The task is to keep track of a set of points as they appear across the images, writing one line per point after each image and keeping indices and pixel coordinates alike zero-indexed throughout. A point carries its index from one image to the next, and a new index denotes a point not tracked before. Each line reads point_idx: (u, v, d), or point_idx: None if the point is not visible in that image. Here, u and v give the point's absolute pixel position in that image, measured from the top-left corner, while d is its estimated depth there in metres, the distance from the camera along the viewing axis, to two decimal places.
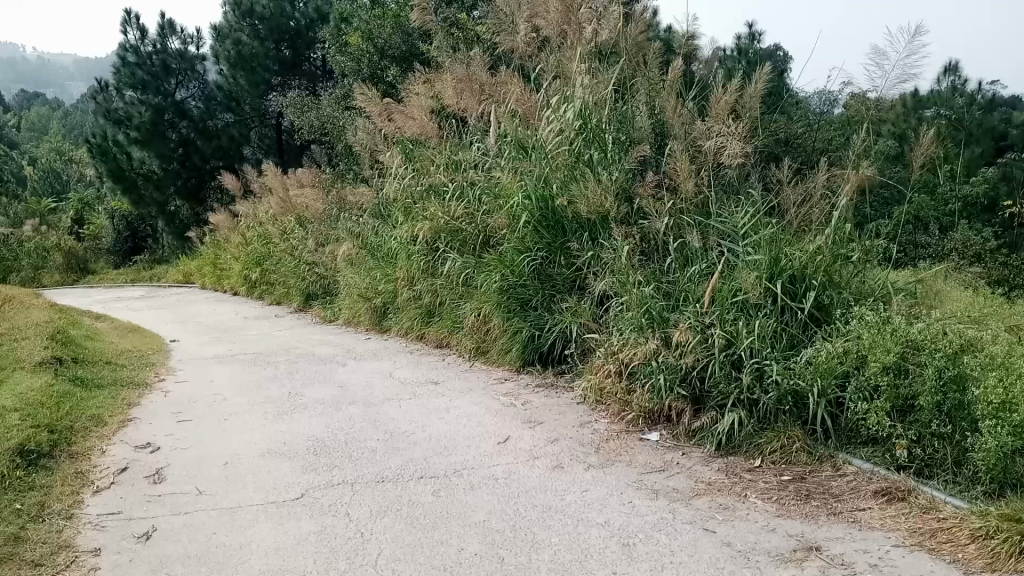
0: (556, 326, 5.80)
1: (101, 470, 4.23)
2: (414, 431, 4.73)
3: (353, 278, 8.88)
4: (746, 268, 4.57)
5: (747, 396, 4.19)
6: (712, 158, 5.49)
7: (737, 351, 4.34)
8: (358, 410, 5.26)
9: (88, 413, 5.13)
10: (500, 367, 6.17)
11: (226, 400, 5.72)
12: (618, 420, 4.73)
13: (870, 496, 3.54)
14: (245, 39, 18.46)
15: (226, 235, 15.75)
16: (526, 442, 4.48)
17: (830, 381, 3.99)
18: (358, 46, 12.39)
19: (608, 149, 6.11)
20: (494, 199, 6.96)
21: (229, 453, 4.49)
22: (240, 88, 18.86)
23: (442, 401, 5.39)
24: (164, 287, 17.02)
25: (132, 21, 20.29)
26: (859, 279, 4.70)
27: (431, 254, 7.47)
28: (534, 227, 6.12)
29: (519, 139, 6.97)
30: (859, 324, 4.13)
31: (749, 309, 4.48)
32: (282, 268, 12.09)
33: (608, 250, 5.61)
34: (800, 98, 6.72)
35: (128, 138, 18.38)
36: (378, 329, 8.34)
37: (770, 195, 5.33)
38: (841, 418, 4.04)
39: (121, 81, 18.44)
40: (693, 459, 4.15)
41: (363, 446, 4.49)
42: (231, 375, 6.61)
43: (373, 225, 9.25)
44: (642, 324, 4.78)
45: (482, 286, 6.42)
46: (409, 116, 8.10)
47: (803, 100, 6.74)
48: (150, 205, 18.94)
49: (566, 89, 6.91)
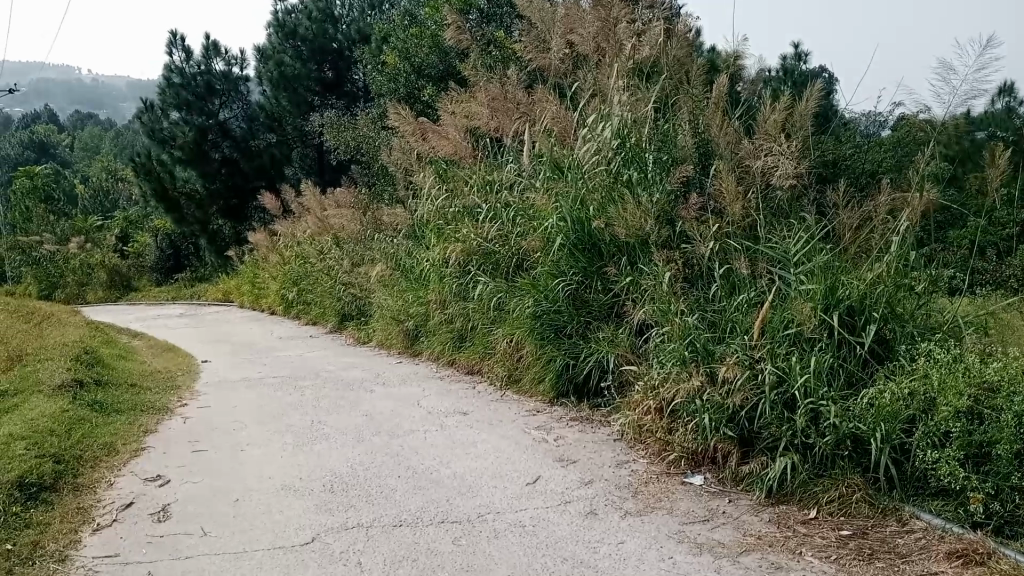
0: (592, 355, 5.45)
1: (105, 505, 3.98)
2: (438, 468, 4.43)
3: (385, 300, 8.65)
4: (799, 297, 4.21)
5: (802, 440, 3.82)
6: (760, 179, 5.15)
7: (789, 389, 3.98)
8: (381, 442, 4.97)
9: (100, 441, 4.93)
10: (532, 397, 5.84)
11: (246, 428, 5.47)
12: (658, 461, 4.38)
13: (943, 558, 3.13)
14: (288, 61, 18.58)
15: (264, 254, 15.71)
16: (557, 483, 4.14)
17: (895, 424, 3.61)
18: (395, 66, 12.29)
19: (647, 169, 5.76)
20: (529, 221, 6.67)
21: (241, 489, 4.21)
22: (281, 109, 18.91)
23: (469, 434, 5.07)
24: (203, 305, 17.01)
25: (178, 43, 20.51)
26: (924, 311, 4.29)
27: (463, 277, 7.18)
28: (569, 250, 5.81)
29: (554, 159, 6.68)
30: (927, 362, 3.75)
31: (803, 344, 4.11)
32: (317, 288, 11.92)
33: (648, 276, 5.28)
34: (850, 118, 6.29)
35: (171, 157, 18.52)
36: (409, 352, 8.06)
37: (824, 218, 4.94)
38: (908, 466, 3.64)
39: (166, 102, 18.54)
40: (740, 508, 3.77)
41: (382, 483, 4.19)
42: (254, 401, 6.37)
43: (407, 247, 9.00)
44: (685, 358, 4.42)
45: (514, 311, 6.12)
46: (442, 135, 7.93)
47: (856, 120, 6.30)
48: (191, 223, 19.03)
49: (603, 106, 6.60)
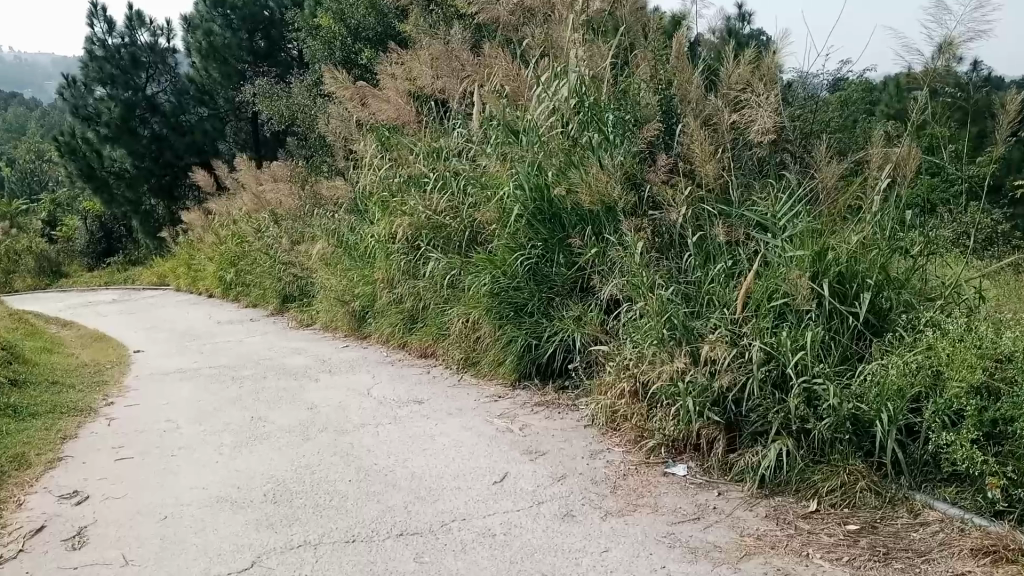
0: (556, 334, 5.03)
1: (10, 532, 3.44)
2: (393, 468, 3.97)
3: (328, 279, 8.11)
4: (784, 265, 3.84)
5: (798, 424, 3.46)
6: (731, 136, 4.77)
7: (779, 367, 3.62)
8: (328, 439, 4.48)
9: (8, 453, 4.35)
10: (492, 381, 5.41)
11: (178, 428, 4.92)
12: (636, 450, 3.99)
13: (968, 556, 2.79)
14: (217, 29, 17.56)
15: (200, 233, 14.96)
16: (528, 481, 3.72)
17: (901, 403, 3.27)
18: (330, 29, 11.60)
19: (608, 130, 5.31)
20: (482, 190, 6.20)
21: (171, 503, 3.69)
22: (212, 81, 18.04)
23: (427, 426, 4.62)
24: (137, 289, 16.18)
25: (98, 13, 19.39)
26: (920, 277, 3.94)
27: (412, 254, 6.69)
28: (528, 221, 5.36)
29: (508, 122, 6.18)
30: (932, 334, 3.41)
31: (791, 316, 3.75)
32: (257, 268, 11.30)
33: (617, 246, 4.85)
34: (789, 78, 5.14)
35: (98, 135, 17.53)
36: (357, 335, 7.55)
37: (802, 178, 4.56)
38: (916, 449, 3.30)
39: (90, 77, 17.55)
40: (733, 502, 3.40)
41: (331, 490, 3.71)
42: (188, 395, 5.82)
43: (350, 223, 8.41)
44: (663, 337, 4.01)
45: (470, 287, 5.67)
46: (384, 99, 7.34)
47: (796, 78, 5.15)
48: (122, 204, 18.10)
49: (557, 63, 6.14)
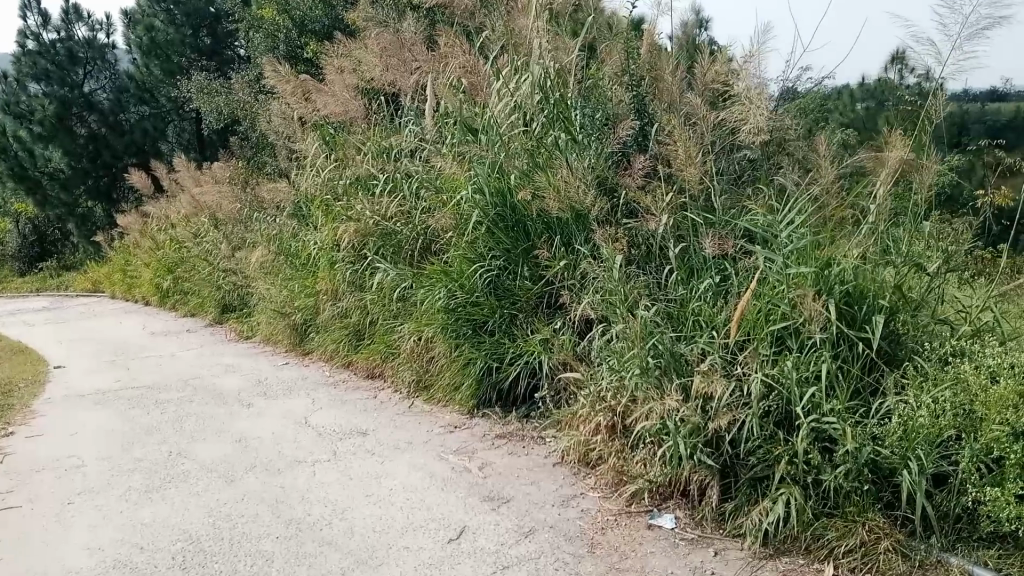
0: (520, 356, 4.48)
1: None
2: (330, 521, 3.37)
3: (268, 290, 7.45)
4: (785, 283, 3.34)
5: (807, 471, 2.96)
6: (715, 137, 4.27)
7: (783, 402, 3.11)
8: (256, 482, 3.86)
9: None
10: (448, 408, 4.83)
11: (82, 467, 4.23)
12: (614, 495, 3.45)
13: None
14: (159, 24, 16.68)
15: (136, 238, 14.06)
16: (491, 537, 3.16)
17: (931, 449, 2.79)
18: (274, 21, 10.95)
19: (577, 130, 4.78)
20: (436, 194, 5.62)
21: (56, 570, 3.04)
22: (154, 79, 17.11)
23: (372, 464, 4.02)
24: (70, 297, 15.16)
25: (34, 6, 18.42)
26: (937, 296, 3.47)
27: (359, 263, 6.10)
28: (487, 229, 4.80)
29: (465, 119, 5.62)
30: (961, 366, 2.94)
31: (793, 344, 3.25)
32: (195, 276, 10.54)
33: (588, 259, 4.32)
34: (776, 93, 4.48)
35: (30, 134, 16.49)
36: (298, 351, 6.90)
37: (794, 183, 4.08)
38: (946, 502, 2.82)
39: (21, 72, 16.50)
40: (733, 565, 2.88)
41: (255, 552, 3.10)
42: (102, 424, 5.12)
43: (290, 228, 7.76)
44: (647, 366, 3.47)
45: (422, 302, 5.06)
46: (329, 94, 6.71)
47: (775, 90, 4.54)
48: (56, 206, 17.05)
49: (519, 55, 5.59)
